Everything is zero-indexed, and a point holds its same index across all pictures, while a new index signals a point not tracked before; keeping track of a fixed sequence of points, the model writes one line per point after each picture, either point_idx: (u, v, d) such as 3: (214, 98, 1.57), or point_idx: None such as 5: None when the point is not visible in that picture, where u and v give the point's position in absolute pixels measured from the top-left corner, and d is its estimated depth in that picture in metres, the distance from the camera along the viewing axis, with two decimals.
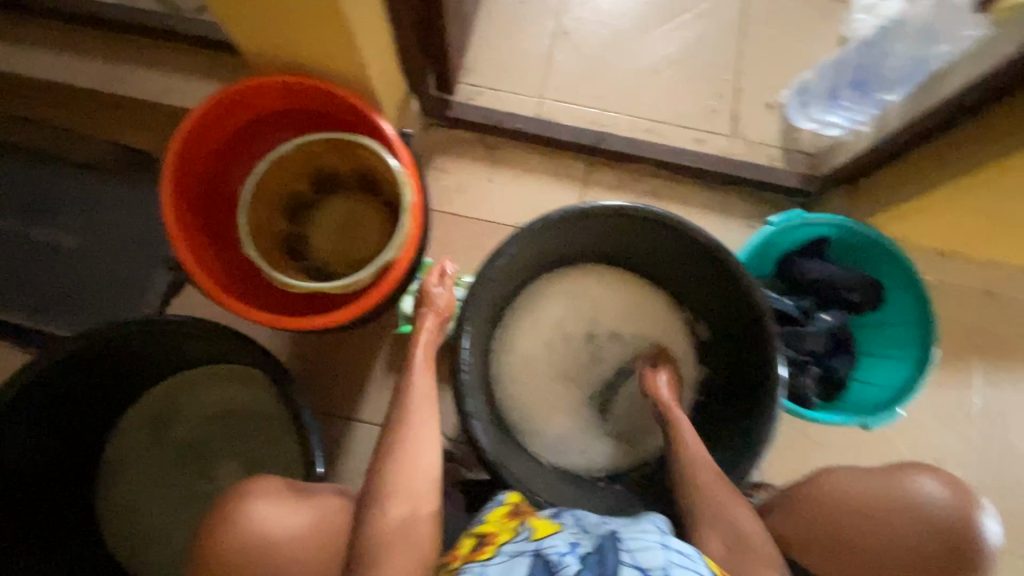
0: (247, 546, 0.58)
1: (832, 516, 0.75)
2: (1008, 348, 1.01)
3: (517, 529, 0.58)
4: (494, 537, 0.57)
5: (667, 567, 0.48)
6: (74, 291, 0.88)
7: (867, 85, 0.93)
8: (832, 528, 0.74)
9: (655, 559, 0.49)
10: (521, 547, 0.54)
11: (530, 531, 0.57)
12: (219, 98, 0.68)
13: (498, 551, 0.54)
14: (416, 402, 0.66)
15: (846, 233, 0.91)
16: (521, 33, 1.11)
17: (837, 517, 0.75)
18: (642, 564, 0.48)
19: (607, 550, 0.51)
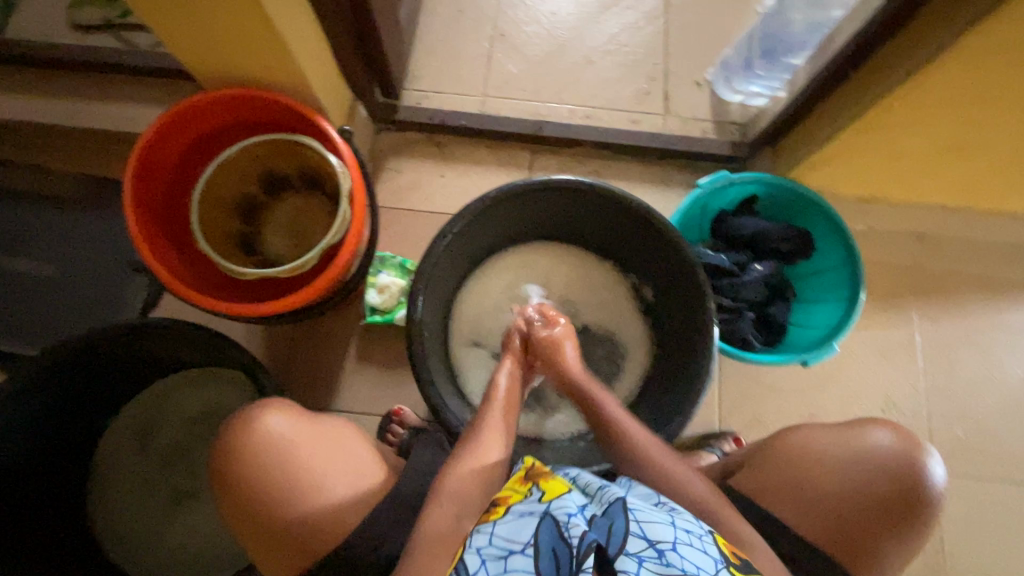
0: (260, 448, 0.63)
1: (790, 476, 0.65)
2: (944, 284, 1.07)
3: (529, 490, 0.56)
4: (506, 498, 0.56)
5: (675, 543, 0.47)
6: (60, 312, 0.95)
7: (775, 52, 0.98)
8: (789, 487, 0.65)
9: (663, 533, 0.48)
10: (532, 507, 0.52)
11: (542, 491, 0.55)
12: (171, 114, 0.76)
13: (510, 510, 0.53)
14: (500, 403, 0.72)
15: (772, 189, 0.97)
16: (460, 39, 1.19)
17: (797, 476, 0.65)
18: (650, 535, 0.47)
19: (618, 517, 0.50)
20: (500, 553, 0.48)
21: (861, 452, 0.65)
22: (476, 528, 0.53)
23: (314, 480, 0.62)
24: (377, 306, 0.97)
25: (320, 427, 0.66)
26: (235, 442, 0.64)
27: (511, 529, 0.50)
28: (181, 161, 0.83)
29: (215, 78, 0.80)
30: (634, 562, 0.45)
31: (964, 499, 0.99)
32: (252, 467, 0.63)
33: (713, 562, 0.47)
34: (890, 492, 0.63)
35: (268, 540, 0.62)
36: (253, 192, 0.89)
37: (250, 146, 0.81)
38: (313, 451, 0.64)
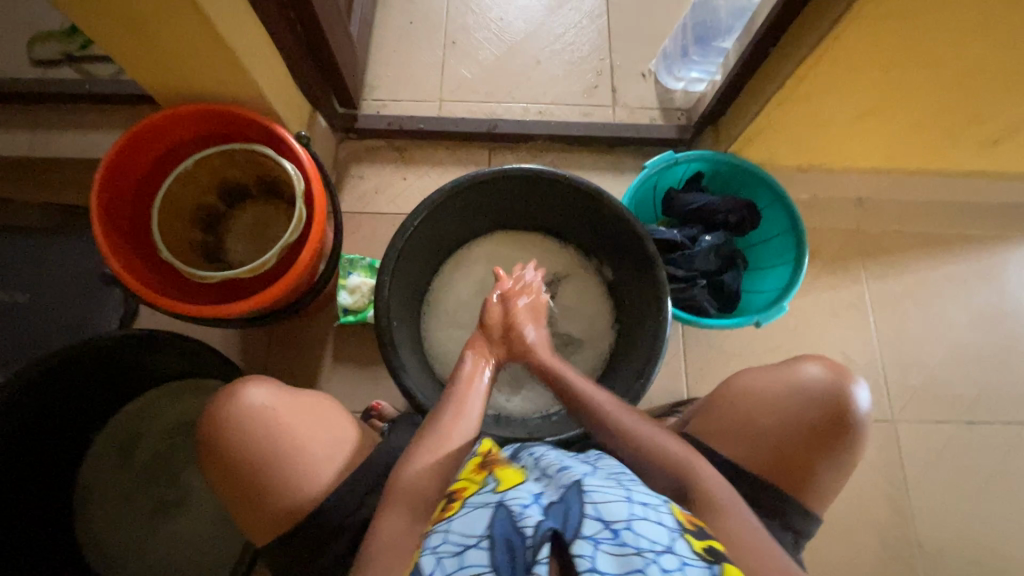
0: (242, 421, 0.66)
1: (741, 415, 0.70)
2: (885, 243, 1.14)
3: (484, 481, 0.60)
4: (462, 491, 0.60)
5: (629, 520, 0.49)
6: (37, 335, 0.97)
7: (708, 38, 1.06)
8: (739, 426, 0.69)
9: (618, 512, 0.50)
10: (486, 499, 0.56)
11: (496, 482, 0.59)
12: (132, 134, 0.80)
13: (465, 504, 0.57)
14: (462, 379, 0.73)
15: (715, 164, 1.03)
16: (413, 49, 1.24)
17: (742, 415, 0.70)
18: (604, 516, 0.49)
19: (572, 501, 0.52)
20: (455, 550, 0.50)
21: (794, 384, 0.70)
22: (434, 528, 0.56)
23: (302, 446, 0.66)
24: (349, 307, 1.00)
25: (305, 398, 0.70)
26: (222, 418, 0.66)
27: (466, 524, 0.53)
28: (145, 178, 0.87)
29: (173, 97, 0.84)
30: (591, 545, 0.46)
31: (924, 443, 1.03)
32: (238, 440, 0.65)
33: (666, 532, 0.49)
34: (827, 415, 0.68)
35: (253, 505, 0.65)
36: (211, 202, 0.94)
37: (206, 157, 0.86)
38: (299, 419, 0.67)
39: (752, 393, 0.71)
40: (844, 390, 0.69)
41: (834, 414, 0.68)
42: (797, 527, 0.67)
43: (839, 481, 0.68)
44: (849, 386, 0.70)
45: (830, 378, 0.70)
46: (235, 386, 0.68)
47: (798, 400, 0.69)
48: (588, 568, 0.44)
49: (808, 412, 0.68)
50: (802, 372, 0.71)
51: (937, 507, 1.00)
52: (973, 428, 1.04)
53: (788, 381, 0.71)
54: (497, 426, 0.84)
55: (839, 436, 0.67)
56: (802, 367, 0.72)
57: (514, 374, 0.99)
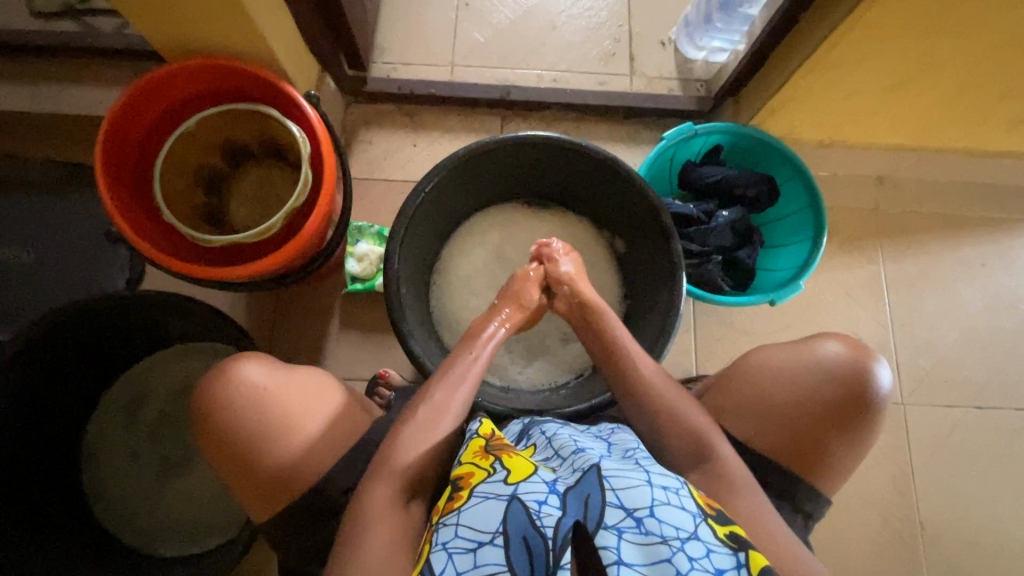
0: (235, 396, 0.65)
1: (757, 393, 0.69)
2: (903, 224, 1.11)
3: (492, 468, 0.58)
4: (469, 478, 0.58)
5: (652, 507, 0.49)
6: (42, 295, 0.96)
7: (732, 3, 1.00)
8: (756, 404, 0.68)
9: (640, 498, 0.50)
10: (497, 490, 0.54)
11: (507, 471, 0.57)
12: (135, 89, 0.78)
13: (473, 494, 0.55)
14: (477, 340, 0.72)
15: (734, 138, 1.00)
16: (426, 10, 1.20)
17: (759, 393, 0.69)
18: (626, 504, 0.49)
19: (592, 489, 0.52)
20: (469, 546, 0.50)
21: (814, 361, 0.69)
22: (442, 520, 0.55)
23: (296, 418, 0.66)
24: (357, 275, 0.99)
25: (297, 372, 0.69)
26: (216, 392, 0.66)
27: (477, 519, 0.52)
28: (148, 138, 0.85)
29: (179, 52, 0.82)
30: (615, 535, 0.47)
31: (931, 426, 1.03)
32: (232, 415, 0.65)
33: (690, 518, 0.50)
34: (846, 394, 0.67)
35: (247, 477, 0.65)
36: (214, 164, 0.92)
37: (209, 116, 0.84)
38: (292, 394, 0.67)
39: (770, 371, 0.70)
40: (865, 368, 0.68)
41: (854, 393, 0.67)
42: (808, 506, 0.67)
43: (852, 461, 0.67)
44: (872, 364, 0.68)
45: (851, 356, 0.69)
46: (228, 362, 0.68)
47: (817, 378, 0.68)
48: (613, 561, 0.45)
49: (827, 389, 0.67)
50: (822, 350, 0.70)
51: (939, 489, 1.00)
52: (982, 413, 1.04)
53: (807, 358, 0.69)
54: (506, 398, 0.84)
55: (857, 415, 0.66)
56: (820, 345, 0.70)
57: (525, 345, 0.98)
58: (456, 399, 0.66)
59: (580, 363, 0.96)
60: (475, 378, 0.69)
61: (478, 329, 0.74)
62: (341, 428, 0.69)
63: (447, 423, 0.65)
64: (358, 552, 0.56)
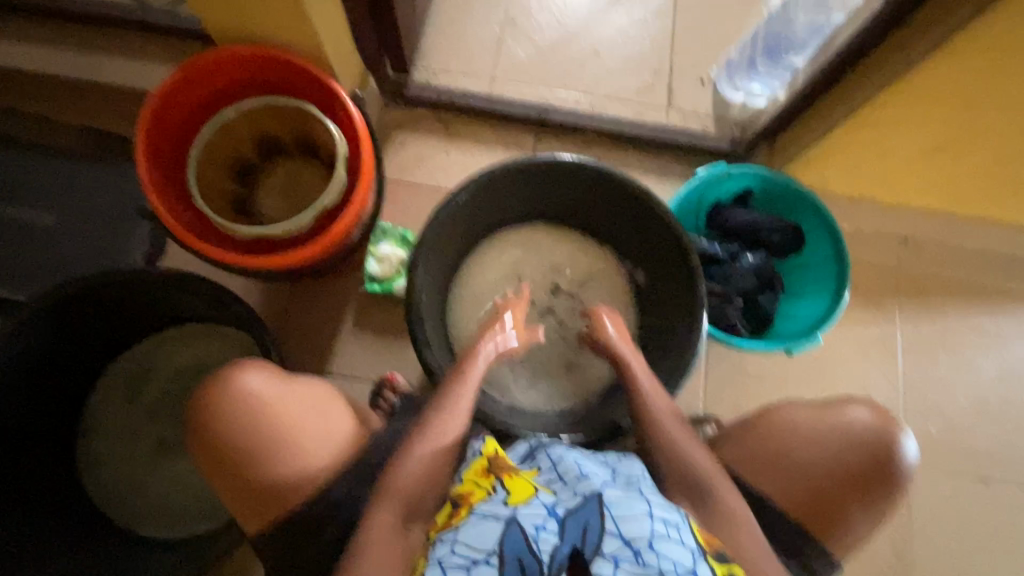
0: (237, 405, 0.65)
1: (778, 449, 0.69)
2: (924, 287, 1.11)
3: (493, 488, 0.57)
4: (469, 497, 0.57)
5: (652, 539, 0.48)
6: (60, 260, 0.96)
7: (778, 49, 1.04)
8: (775, 461, 0.68)
9: (640, 530, 0.49)
10: (496, 510, 0.53)
11: (506, 492, 0.56)
12: (184, 71, 0.79)
13: (473, 512, 0.54)
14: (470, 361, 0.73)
15: (766, 182, 1.00)
16: (471, 22, 1.21)
17: (780, 450, 0.69)
18: (626, 534, 0.48)
19: (591, 516, 0.50)
20: (464, 564, 0.49)
21: (840, 427, 0.69)
22: (439, 536, 0.54)
23: (297, 435, 0.65)
24: (376, 275, 0.98)
25: (295, 385, 0.68)
26: (219, 397, 0.65)
27: (474, 538, 0.51)
28: (188, 125, 0.86)
29: (231, 38, 0.82)
30: (611, 565, 0.47)
31: (933, 493, 1.02)
32: (234, 424, 0.65)
33: (690, 553, 0.49)
34: (867, 466, 0.67)
35: (245, 485, 0.65)
36: (247, 155, 0.93)
37: (250, 107, 0.85)
38: (293, 408, 0.66)
39: (794, 430, 0.69)
40: (890, 438, 0.68)
41: (873, 466, 0.67)
42: (813, 564, 0.66)
43: (862, 523, 0.66)
44: (898, 436, 0.68)
45: (877, 425, 0.69)
46: (231, 368, 0.67)
47: (841, 443, 0.68)
48: None
49: (846, 457, 0.67)
50: (849, 415, 0.70)
51: (936, 559, 0.99)
52: (987, 486, 1.03)
53: (831, 420, 0.69)
54: (510, 419, 0.83)
55: (874, 488, 0.66)
56: (846, 411, 0.70)
57: (533, 365, 0.97)
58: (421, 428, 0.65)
59: (587, 389, 0.96)
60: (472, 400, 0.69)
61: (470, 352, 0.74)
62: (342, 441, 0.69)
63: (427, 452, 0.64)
64: None
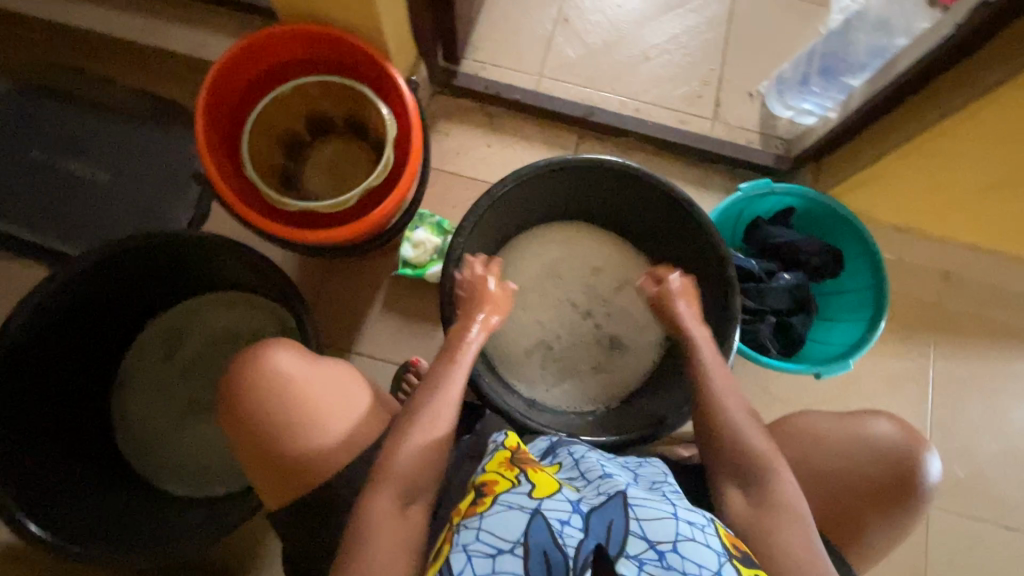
0: (262, 384, 0.66)
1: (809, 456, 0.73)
2: (963, 324, 1.08)
3: (517, 480, 0.57)
4: (493, 485, 0.57)
5: (675, 542, 0.49)
6: (111, 218, 0.99)
7: (834, 70, 1.03)
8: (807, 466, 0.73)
9: (664, 532, 0.50)
10: (521, 501, 0.54)
11: (532, 485, 0.56)
12: (247, 43, 0.81)
13: (497, 501, 0.54)
14: (453, 348, 0.71)
15: (809, 203, 0.99)
16: (524, 17, 1.21)
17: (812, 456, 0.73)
18: (650, 535, 0.50)
19: (616, 515, 0.52)
20: (488, 552, 0.50)
21: (869, 440, 0.73)
22: (463, 521, 0.54)
23: (317, 418, 0.66)
24: (410, 260, 0.99)
25: (324, 368, 0.69)
26: (246, 375, 0.67)
27: (499, 526, 0.51)
28: (246, 96, 0.88)
29: (293, 15, 0.84)
30: (635, 565, 0.48)
31: (952, 535, 0.99)
32: (259, 402, 0.66)
33: (715, 556, 0.50)
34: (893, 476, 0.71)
35: (271, 461, 0.67)
36: (298, 131, 0.95)
37: (306, 83, 0.86)
38: (315, 390, 0.67)
39: (824, 438, 0.74)
40: (914, 451, 0.72)
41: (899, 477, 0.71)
42: None
43: None
44: (922, 450, 0.72)
45: (904, 439, 0.73)
46: (258, 347, 0.68)
47: (866, 452, 0.72)
48: None
49: (874, 468, 0.72)
50: (875, 428, 0.74)
51: None
52: (1010, 534, 1.00)
53: (858, 431, 0.73)
54: (533, 415, 0.83)
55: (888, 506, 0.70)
56: (876, 425, 0.74)
57: (557, 364, 0.97)
58: (431, 402, 0.65)
59: (608, 394, 0.96)
60: (460, 387, 0.68)
61: (457, 336, 0.72)
62: (366, 420, 0.70)
63: (434, 427, 0.64)
64: (376, 542, 0.56)
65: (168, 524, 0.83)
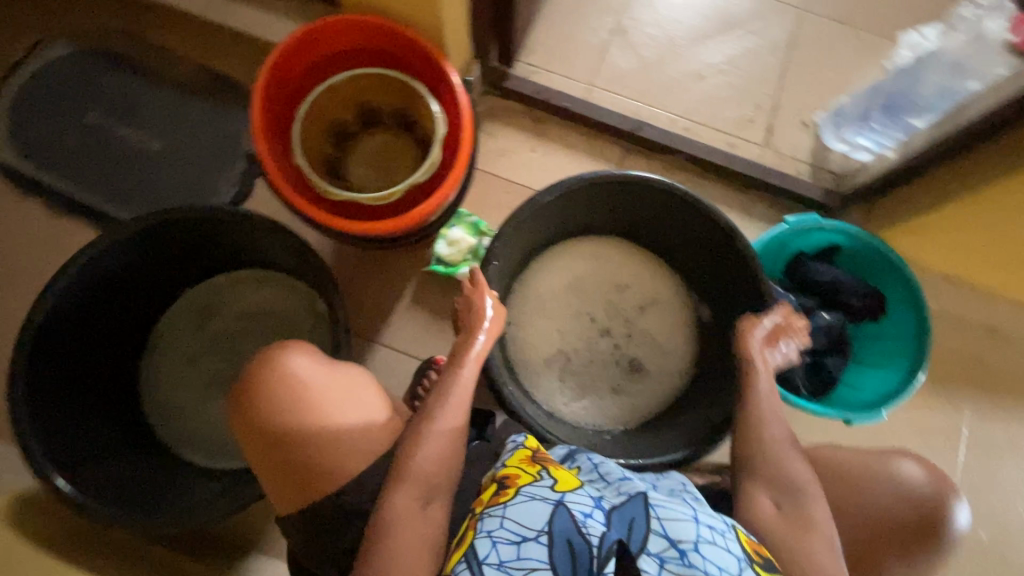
0: (277, 385, 0.64)
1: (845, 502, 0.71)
2: (1006, 382, 1.04)
3: (539, 475, 0.57)
4: (515, 479, 0.57)
5: (697, 542, 0.49)
6: (159, 187, 1.02)
7: (899, 110, 0.98)
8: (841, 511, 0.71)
9: (686, 531, 0.49)
10: (544, 493, 0.53)
11: (554, 480, 0.56)
12: (308, 30, 0.82)
13: (520, 493, 0.54)
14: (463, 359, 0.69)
15: (856, 243, 0.96)
16: (581, 25, 1.20)
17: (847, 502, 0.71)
18: (672, 534, 0.49)
19: (638, 514, 0.51)
20: (513, 539, 0.49)
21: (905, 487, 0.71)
22: (485, 511, 0.54)
23: (333, 421, 0.64)
24: (443, 258, 1.00)
25: (346, 373, 0.69)
26: (261, 374, 0.65)
27: (523, 516, 0.51)
28: (301, 84, 0.89)
29: (357, 4, 0.85)
30: (656, 563, 0.47)
31: None
32: (273, 403, 0.64)
33: (736, 561, 0.49)
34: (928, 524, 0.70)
35: (286, 465, 0.64)
36: (347, 121, 0.95)
37: (362, 75, 0.87)
38: (331, 393, 0.66)
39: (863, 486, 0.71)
40: (939, 496, 0.70)
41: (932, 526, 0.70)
42: None
43: None
44: (948, 496, 0.70)
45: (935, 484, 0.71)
46: (275, 346, 0.67)
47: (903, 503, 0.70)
48: None
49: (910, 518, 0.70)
50: (901, 470, 0.72)
51: None
52: None
53: (881, 470, 0.72)
54: (554, 429, 0.82)
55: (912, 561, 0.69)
56: (908, 469, 0.72)
57: (580, 378, 0.96)
58: (444, 411, 0.64)
59: (628, 415, 0.94)
60: (468, 394, 0.67)
61: (466, 345, 0.70)
62: (389, 416, 0.70)
63: (449, 435, 0.63)
64: (391, 539, 0.56)
65: (186, 490, 0.84)
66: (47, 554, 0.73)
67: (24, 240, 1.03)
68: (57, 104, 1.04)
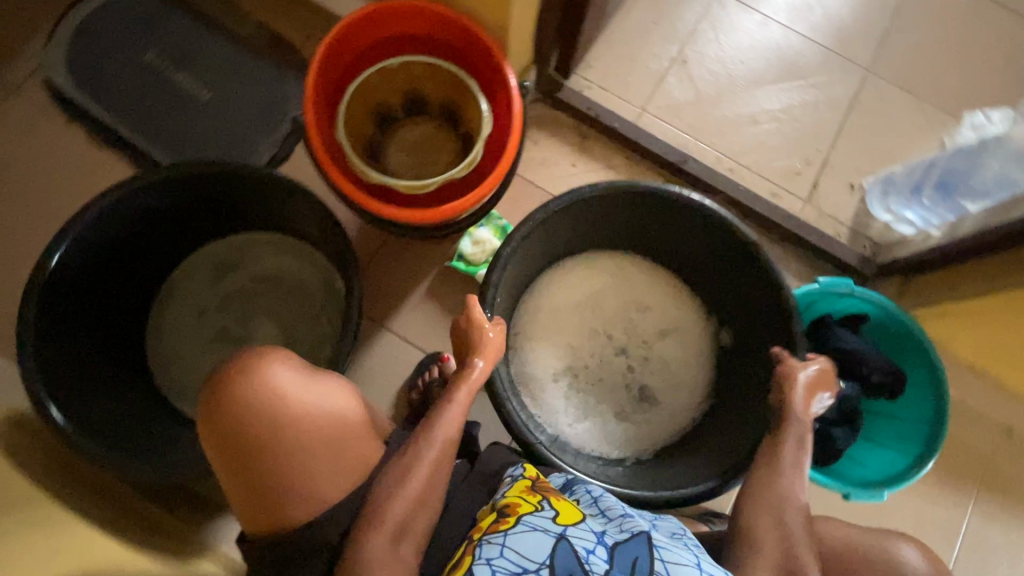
0: (253, 402, 0.59)
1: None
2: (1015, 486, 1.00)
3: (540, 505, 0.56)
4: (515, 507, 0.56)
5: None
6: (199, 136, 1.03)
7: (951, 188, 0.96)
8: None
9: None
10: (545, 526, 0.53)
11: (554, 512, 0.55)
12: (373, 9, 0.82)
13: (521, 522, 0.53)
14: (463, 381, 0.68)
15: (884, 316, 0.93)
16: (643, 49, 1.19)
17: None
18: None
19: (642, 554, 0.52)
20: (514, 570, 0.49)
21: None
22: (484, 538, 0.53)
23: (314, 442, 0.61)
24: (465, 255, 1.00)
25: (326, 383, 0.65)
26: (239, 389, 0.60)
27: (525, 547, 0.50)
28: (355, 62, 0.89)
29: None
30: None
31: None
32: (251, 420, 0.59)
33: None
34: None
35: (263, 486, 0.60)
36: (393, 105, 0.95)
37: (418, 62, 0.87)
38: (314, 410, 0.62)
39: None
40: None
41: None
42: None
43: None
44: None
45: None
46: (253, 357, 0.62)
47: None
48: None
49: None
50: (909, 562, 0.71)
51: None
52: None
53: None
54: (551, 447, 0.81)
55: None
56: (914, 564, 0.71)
57: (581, 400, 0.95)
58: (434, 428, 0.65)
59: (623, 447, 0.92)
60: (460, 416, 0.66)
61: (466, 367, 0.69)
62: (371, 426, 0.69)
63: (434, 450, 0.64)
64: None
65: (171, 440, 0.84)
66: (27, 477, 0.73)
67: (62, 164, 1.04)
68: (115, 37, 1.05)
